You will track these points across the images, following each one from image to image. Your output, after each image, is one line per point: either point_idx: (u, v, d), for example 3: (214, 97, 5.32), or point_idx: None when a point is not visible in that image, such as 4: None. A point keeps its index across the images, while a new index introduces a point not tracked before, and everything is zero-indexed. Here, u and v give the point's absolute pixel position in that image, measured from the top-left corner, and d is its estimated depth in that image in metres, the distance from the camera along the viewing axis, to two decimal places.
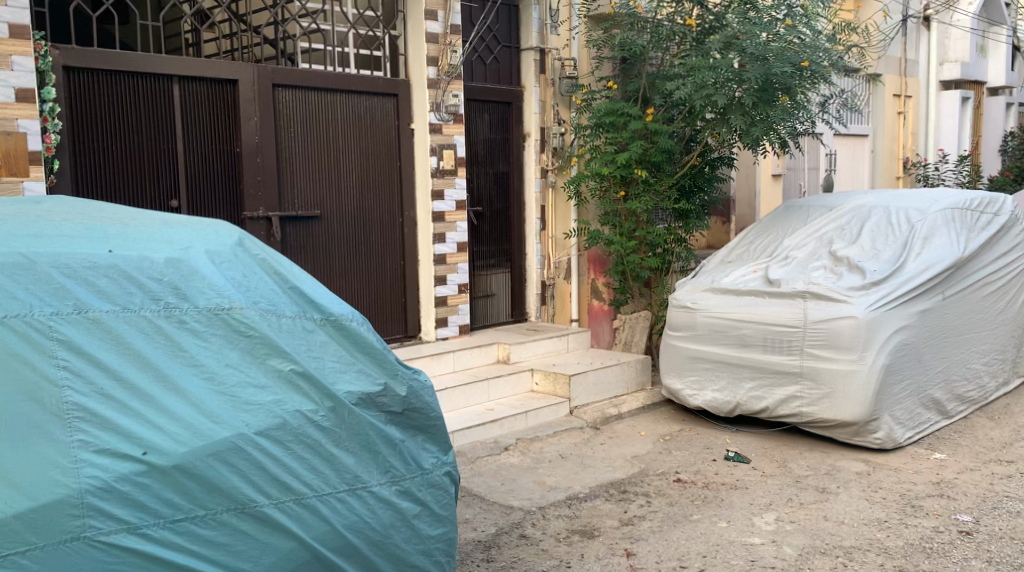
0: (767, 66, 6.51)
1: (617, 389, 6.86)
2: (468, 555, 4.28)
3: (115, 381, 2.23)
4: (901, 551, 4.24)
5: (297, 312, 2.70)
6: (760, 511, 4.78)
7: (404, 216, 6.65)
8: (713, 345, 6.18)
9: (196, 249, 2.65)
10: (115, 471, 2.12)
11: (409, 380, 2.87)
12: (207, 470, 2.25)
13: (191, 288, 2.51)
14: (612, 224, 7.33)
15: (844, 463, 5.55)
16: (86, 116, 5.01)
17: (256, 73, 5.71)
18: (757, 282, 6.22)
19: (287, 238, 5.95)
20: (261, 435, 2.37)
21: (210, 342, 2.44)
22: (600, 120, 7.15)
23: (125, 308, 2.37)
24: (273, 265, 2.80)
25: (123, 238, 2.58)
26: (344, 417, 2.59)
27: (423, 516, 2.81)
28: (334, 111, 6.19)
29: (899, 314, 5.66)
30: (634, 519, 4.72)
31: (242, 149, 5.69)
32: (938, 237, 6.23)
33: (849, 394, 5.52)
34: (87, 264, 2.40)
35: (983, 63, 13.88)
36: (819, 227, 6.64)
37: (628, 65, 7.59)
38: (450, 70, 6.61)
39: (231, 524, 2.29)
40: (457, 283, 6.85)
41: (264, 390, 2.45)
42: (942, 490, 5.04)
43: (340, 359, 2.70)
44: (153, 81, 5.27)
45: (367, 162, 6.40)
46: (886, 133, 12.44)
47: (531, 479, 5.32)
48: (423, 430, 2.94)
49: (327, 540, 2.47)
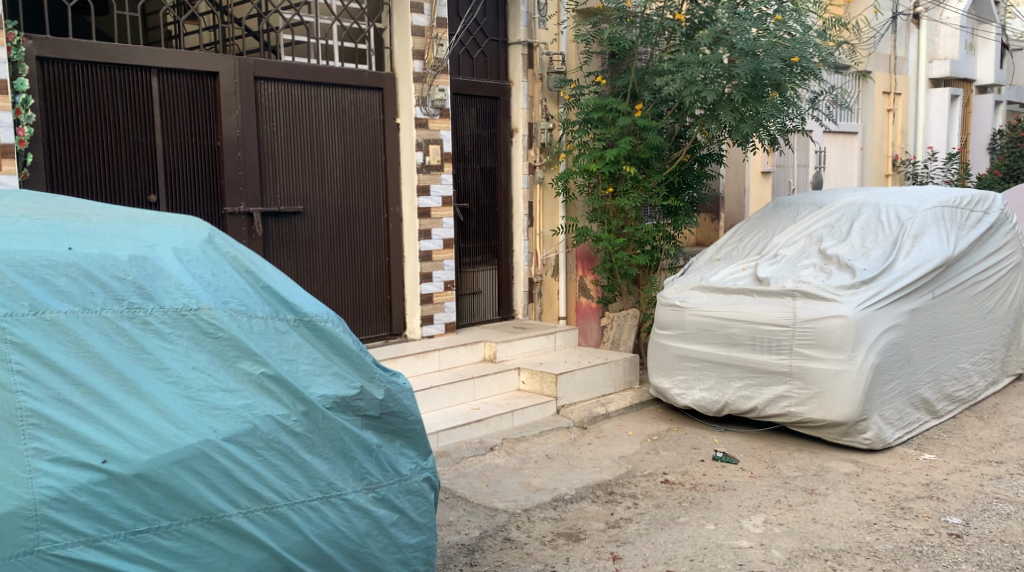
0: (756, 62, 6.42)
1: (606, 388, 6.79)
2: (451, 559, 4.19)
3: (74, 385, 2.13)
4: (890, 554, 4.18)
5: (269, 312, 2.60)
6: (748, 513, 4.71)
7: (389, 212, 6.54)
8: (701, 344, 6.11)
9: (163, 247, 2.54)
10: (72, 481, 2.04)
11: (386, 383, 2.78)
12: (172, 478, 2.17)
13: (156, 288, 2.41)
14: (600, 221, 7.26)
15: (833, 463, 5.49)
16: (61, 109, 4.89)
17: (237, 64, 5.60)
18: (747, 281, 6.13)
19: (269, 234, 5.85)
20: (228, 442, 2.28)
21: (177, 344, 2.34)
22: (588, 116, 7.06)
23: (85, 309, 2.26)
24: (245, 263, 2.70)
25: (85, 234, 2.46)
26: (317, 422, 2.50)
27: (401, 524, 2.72)
28: (318, 105, 6.08)
29: (889, 313, 5.60)
30: (620, 522, 4.64)
31: (223, 143, 5.57)
32: (928, 235, 6.17)
33: (839, 394, 5.46)
34: (44, 262, 2.29)
35: (972, 61, 13.84)
36: (809, 225, 6.57)
37: (616, 60, 7.49)
38: (437, 64, 6.51)
39: (197, 535, 2.21)
40: (443, 280, 6.75)
41: (234, 394, 2.35)
42: (931, 491, 4.99)
43: (315, 362, 2.60)
44: (131, 73, 5.14)
45: (351, 156, 6.29)
46: (876, 130, 12.35)
47: (517, 481, 5.24)
48: (402, 435, 2.84)
49: (299, 550, 2.39)
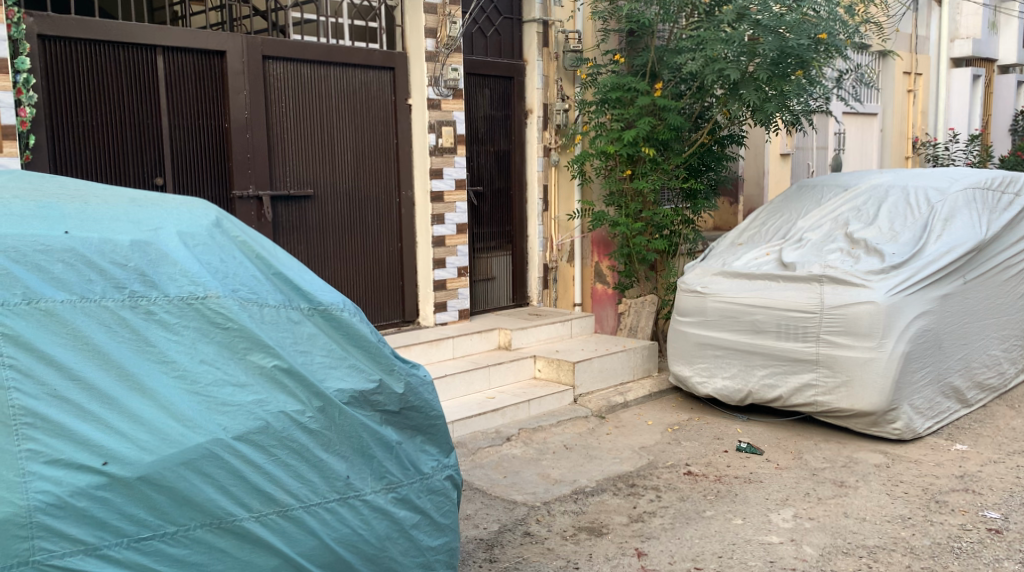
0: (782, 40, 6.21)
1: (624, 375, 6.62)
2: (470, 555, 4.04)
3: (71, 380, 1.98)
4: (928, 551, 4.00)
5: (282, 301, 2.44)
6: (777, 507, 4.54)
7: (401, 196, 6.36)
8: (724, 332, 5.92)
9: (167, 230, 2.38)
10: (70, 485, 1.89)
11: (406, 376, 2.61)
12: (178, 481, 2.02)
13: (160, 275, 2.24)
14: (617, 205, 7.09)
15: (862, 455, 5.30)
16: (64, 90, 4.72)
17: (245, 42, 5.41)
18: (771, 266, 5.95)
19: (279, 219, 5.67)
20: (239, 440, 2.13)
21: (183, 336, 2.18)
22: (606, 96, 6.85)
23: (84, 298, 2.10)
24: (255, 248, 2.53)
25: (83, 217, 2.30)
26: (334, 418, 2.34)
27: (422, 526, 2.56)
28: (327, 85, 5.89)
29: (920, 299, 5.40)
30: (644, 516, 4.48)
31: (230, 124, 5.39)
32: (959, 218, 5.94)
33: (868, 383, 5.27)
34: (39, 246, 2.12)
35: (994, 40, 13.51)
36: (835, 208, 6.36)
37: (635, 38, 7.26)
38: (450, 42, 6.30)
39: (205, 542, 2.06)
40: (457, 266, 6.58)
41: (244, 389, 2.20)
42: (966, 484, 4.81)
43: (331, 353, 2.44)
44: (136, 51, 4.96)
45: (362, 138, 6.11)
46: (896, 111, 12.08)
47: (535, 472, 5.08)
48: (422, 431, 2.68)
49: (316, 556, 2.24)
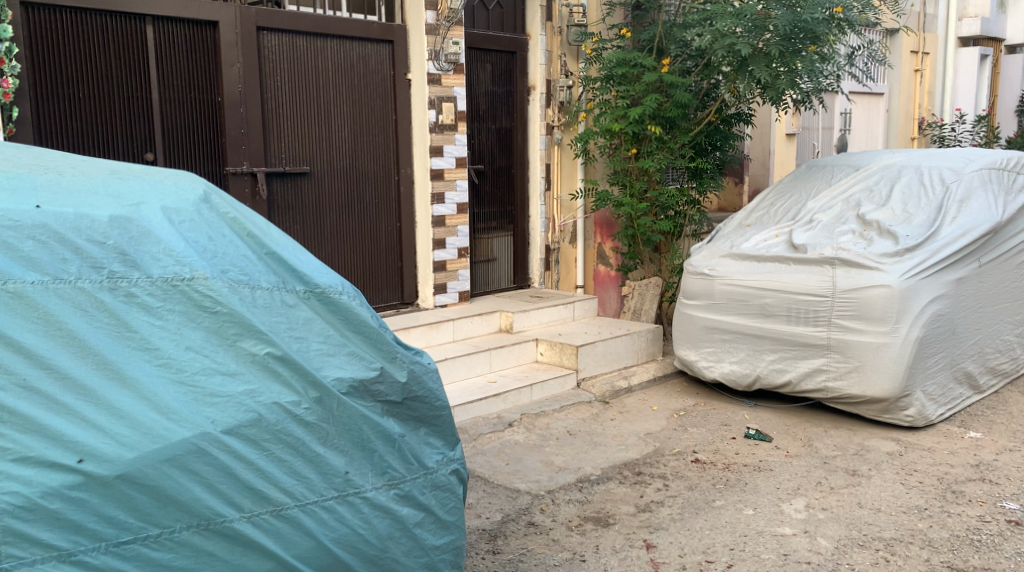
0: (796, 14, 5.95)
1: (628, 360, 6.47)
2: (472, 546, 3.89)
3: (42, 370, 1.81)
4: (946, 544, 3.86)
5: (274, 283, 2.27)
6: (788, 497, 4.40)
7: (399, 174, 6.15)
8: (731, 315, 5.76)
9: (150, 205, 2.20)
10: (41, 485, 1.72)
11: (410, 364, 2.45)
12: (162, 479, 1.86)
13: (142, 255, 2.07)
14: (622, 184, 6.90)
15: (874, 442, 5.16)
16: (48, 59, 4.50)
17: (238, 13, 5.19)
18: (780, 248, 5.79)
19: (273, 196, 5.49)
20: (229, 434, 1.97)
21: (166, 321, 2.01)
22: (611, 72, 6.65)
23: (57, 278, 1.93)
24: (245, 226, 2.36)
25: (56, 190, 2.11)
26: (332, 410, 2.18)
27: (426, 524, 2.41)
28: (324, 58, 5.68)
29: (934, 283, 5.24)
30: (651, 505, 4.34)
31: (223, 99, 5.19)
32: (974, 200, 5.76)
33: (881, 368, 5.11)
34: (8, 223, 1.95)
35: (1003, 20, 13.27)
36: (846, 188, 6.19)
37: (641, 12, 7.10)
38: (451, 15, 6.08)
39: (192, 545, 1.90)
40: (457, 246, 6.39)
41: (235, 378, 2.03)
42: (983, 473, 4.66)
43: (328, 340, 2.27)
44: (125, 21, 4.76)
45: (360, 114, 5.91)
46: (903, 91, 11.88)
47: (538, 459, 4.93)
48: (426, 422, 2.52)
49: (312, 558, 2.08)
